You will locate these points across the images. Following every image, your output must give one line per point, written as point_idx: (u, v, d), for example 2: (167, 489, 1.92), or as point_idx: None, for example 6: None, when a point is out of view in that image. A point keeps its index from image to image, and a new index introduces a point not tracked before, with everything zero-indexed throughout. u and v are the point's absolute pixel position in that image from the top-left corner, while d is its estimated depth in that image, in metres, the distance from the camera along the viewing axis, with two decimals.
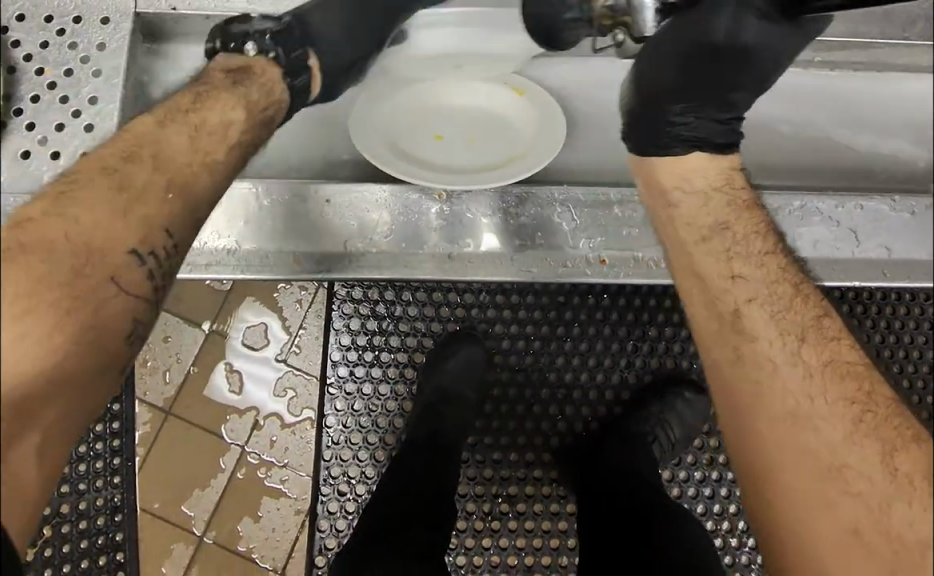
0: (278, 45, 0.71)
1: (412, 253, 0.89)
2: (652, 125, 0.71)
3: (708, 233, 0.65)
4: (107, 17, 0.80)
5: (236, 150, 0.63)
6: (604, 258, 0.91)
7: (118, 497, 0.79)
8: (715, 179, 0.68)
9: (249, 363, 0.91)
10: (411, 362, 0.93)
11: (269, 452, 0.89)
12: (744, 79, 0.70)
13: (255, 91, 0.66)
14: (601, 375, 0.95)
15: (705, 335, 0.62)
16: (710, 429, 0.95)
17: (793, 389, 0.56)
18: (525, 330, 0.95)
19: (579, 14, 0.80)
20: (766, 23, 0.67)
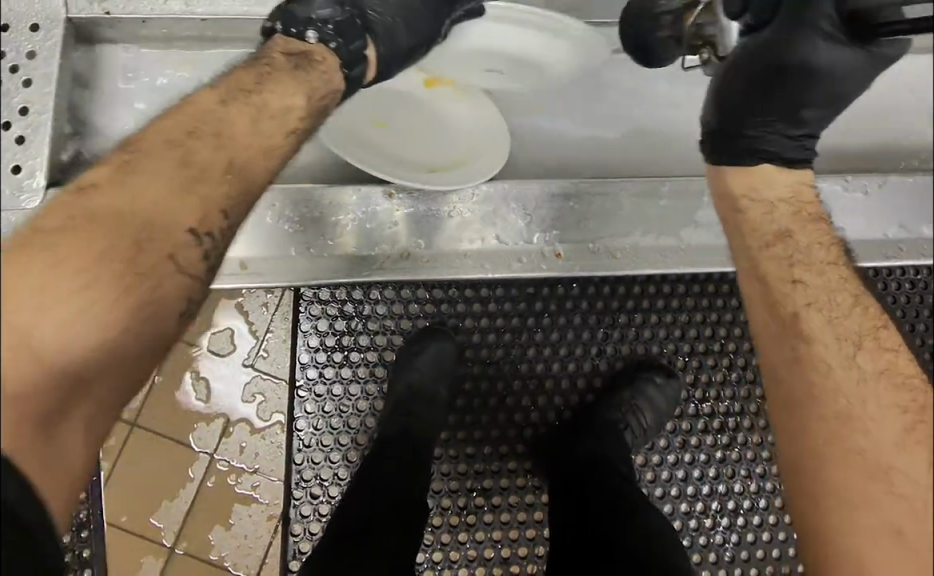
0: (339, 35, 0.65)
1: (367, 255, 0.86)
2: (725, 136, 0.68)
3: (772, 240, 0.64)
4: (36, 24, 0.77)
5: (295, 137, 0.60)
6: (560, 252, 0.89)
7: (84, 512, 0.83)
8: (783, 191, 0.66)
9: (214, 367, 0.90)
10: (381, 361, 0.91)
11: (238, 459, 0.88)
12: (816, 94, 0.65)
13: (317, 78, 0.62)
14: (573, 364, 0.94)
15: (763, 341, 0.61)
16: (682, 412, 0.95)
17: (846, 390, 0.56)
18: (496, 323, 0.93)
19: (671, 31, 0.76)
20: (842, 43, 0.62)
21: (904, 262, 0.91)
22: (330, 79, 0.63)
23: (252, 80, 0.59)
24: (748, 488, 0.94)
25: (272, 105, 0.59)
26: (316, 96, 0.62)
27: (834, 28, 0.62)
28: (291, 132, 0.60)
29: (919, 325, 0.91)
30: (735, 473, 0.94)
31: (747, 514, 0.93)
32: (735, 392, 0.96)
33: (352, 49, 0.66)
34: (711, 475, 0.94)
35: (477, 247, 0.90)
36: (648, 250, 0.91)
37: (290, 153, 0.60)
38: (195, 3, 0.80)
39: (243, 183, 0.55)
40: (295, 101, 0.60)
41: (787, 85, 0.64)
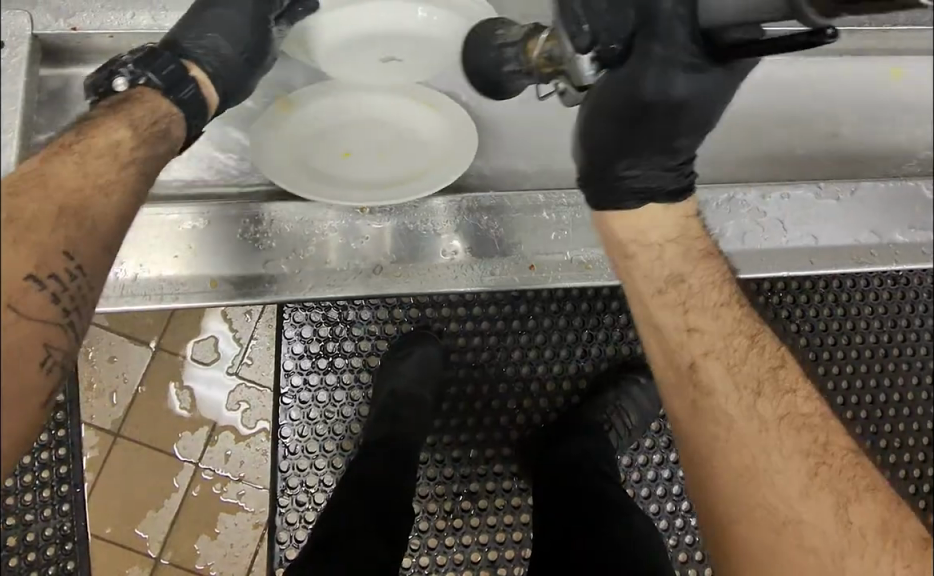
0: (146, 69, 0.63)
1: (342, 271, 0.84)
2: (603, 179, 0.64)
3: (664, 287, 0.63)
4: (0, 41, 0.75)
5: (133, 168, 0.56)
6: (533, 262, 0.85)
7: (68, 525, 0.82)
8: (670, 229, 0.65)
9: (198, 376, 0.90)
10: (366, 366, 0.91)
11: (223, 467, 0.89)
12: (681, 127, 0.60)
13: (138, 110, 0.60)
14: (558, 366, 0.95)
15: (667, 388, 0.62)
16: (666, 412, 0.97)
17: (748, 442, 0.57)
18: (481, 327, 0.93)
19: (517, 66, 0.67)
20: (699, 75, 0.56)
21: (876, 267, 0.91)
22: (158, 108, 0.62)
23: (72, 134, 0.55)
24: None
25: (99, 146, 0.55)
26: (144, 127, 0.59)
27: (693, 58, 0.56)
28: (127, 164, 0.56)
29: (900, 320, 0.92)
30: None
31: None
32: None
33: (167, 75, 0.64)
34: None
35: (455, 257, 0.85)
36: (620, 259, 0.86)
37: (136, 187, 0.56)
38: (162, 18, 0.78)
39: (82, 221, 0.50)
40: (123, 134, 0.57)
41: (651, 125, 0.60)
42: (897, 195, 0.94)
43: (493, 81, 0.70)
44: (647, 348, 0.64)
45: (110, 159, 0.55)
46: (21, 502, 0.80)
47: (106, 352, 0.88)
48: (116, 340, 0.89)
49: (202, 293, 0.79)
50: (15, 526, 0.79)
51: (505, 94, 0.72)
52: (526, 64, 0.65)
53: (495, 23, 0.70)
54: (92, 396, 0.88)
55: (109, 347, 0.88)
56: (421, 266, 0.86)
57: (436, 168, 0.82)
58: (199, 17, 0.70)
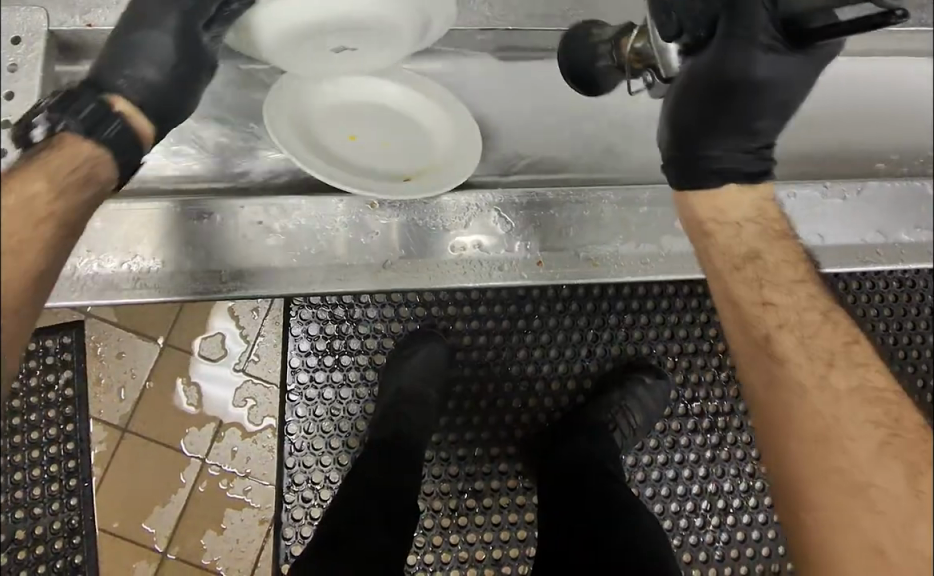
0: (64, 113, 0.59)
1: (350, 265, 0.82)
2: (687, 161, 0.65)
3: (740, 263, 0.63)
4: (18, 38, 0.75)
5: (51, 224, 0.53)
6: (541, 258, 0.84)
7: (76, 519, 0.83)
8: (748, 211, 0.65)
9: (205, 372, 0.90)
10: (372, 364, 0.92)
11: (230, 463, 0.89)
12: (764, 106, 0.63)
13: (55, 157, 0.56)
14: (563, 366, 0.95)
15: (743, 357, 0.61)
16: (671, 412, 0.96)
17: (821, 409, 0.55)
18: (486, 326, 0.94)
19: (610, 61, 0.73)
20: (778, 56, 0.60)
21: (882, 266, 0.92)
22: (76, 151, 0.58)
23: None
24: (737, 487, 0.95)
25: (8, 200, 0.51)
26: (61, 175, 0.55)
27: (772, 40, 0.60)
28: (41, 222, 0.52)
29: (905, 323, 0.94)
30: (724, 472, 0.95)
31: (736, 512, 0.94)
32: (724, 391, 0.97)
33: (86, 116, 0.59)
34: (701, 474, 0.95)
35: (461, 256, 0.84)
36: (629, 258, 0.86)
37: (53, 245, 0.53)
38: None
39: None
40: (38, 185, 0.53)
41: (738, 103, 0.63)
42: (904, 195, 0.94)
43: (585, 74, 0.76)
44: (723, 322, 0.64)
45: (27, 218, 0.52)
46: (29, 497, 0.82)
47: (115, 347, 0.89)
48: (124, 337, 0.89)
49: (208, 285, 0.78)
50: (13, 521, 0.81)
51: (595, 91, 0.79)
52: (618, 58, 0.72)
53: (589, 24, 0.77)
54: (100, 391, 0.88)
55: (118, 342, 0.89)
56: (430, 258, 0.83)
57: (446, 172, 0.78)
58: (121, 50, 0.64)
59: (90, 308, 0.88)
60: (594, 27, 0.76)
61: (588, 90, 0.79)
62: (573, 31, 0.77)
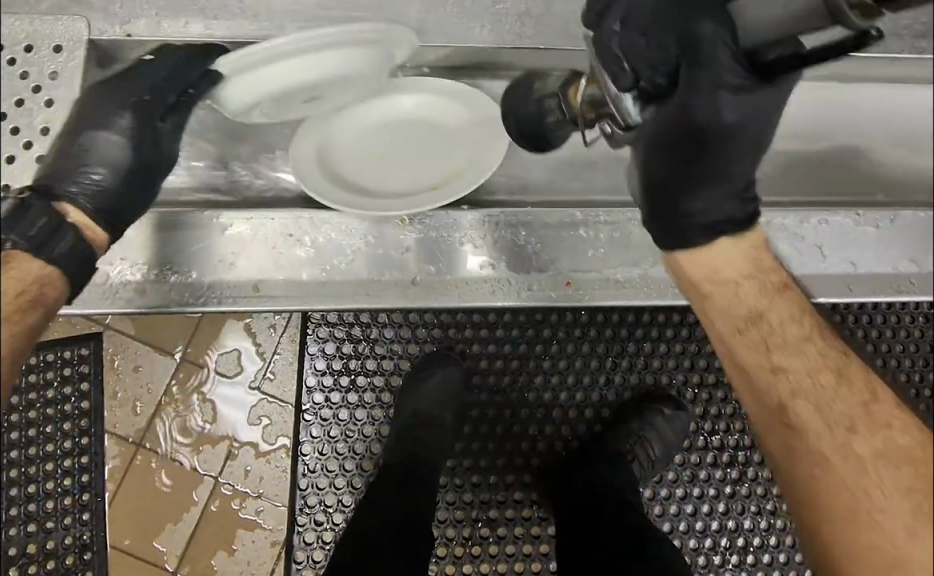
0: (9, 233, 0.55)
1: (377, 280, 0.77)
2: (670, 217, 0.59)
3: (741, 325, 0.57)
4: (59, 45, 0.69)
5: None
6: (570, 279, 0.79)
7: (87, 535, 0.83)
8: (743, 265, 0.59)
9: (221, 390, 0.90)
10: (387, 386, 0.90)
11: (243, 483, 0.88)
12: (739, 150, 0.56)
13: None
14: (580, 394, 0.93)
15: (762, 430, 0.56)
16: (690, 443, 0.94)
17: (847, 483, 0.50)
18: (503, 350, 0.92)
19: (560, 116, 0.66)
20: (746, 96, 0.52)
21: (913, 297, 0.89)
22: (23, 275, 0.54)
23: None
24: (758, 525, 0.93)
25: None
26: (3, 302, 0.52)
27: (738, 78, 0.52)
28: None
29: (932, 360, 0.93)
30: (745, 509, 0.93)
31: (756, 552, 0.92)
32: (744, 424, 0.95)
33: (39, 232, 0.56)
34: (721, 510, 0.93)
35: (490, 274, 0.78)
36: (659, 282, 0.79)
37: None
38: (215, 26, 0.71)
39: None
40: None
41: (710, 149, 0.55)
42: None
43: (534, 134, 0.70)
44: (736, 390, 0.59)
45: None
46: (42, 510, 0.82)
47: (132, 360, 0.88)
48: (141, 350, 0.89)
49: (238, 295, 0.74)
50: (24, 534, 0.82)
51: (545, 148, 0.72)
52: (569, 113, 0.65)
53: (530, 77, 0.70)
54: (115, 405, 0.87)
55: (135, 355, 0.88)
56: (454, 275, 0.77)
57: (457, 180, 0.72)
58: (63, 154, 0.62)
59: (109, 320, 0.88)
60: (535, 79, 0.70)
61: (536, 147, 0.72)
62: (513, 91, 0.70)
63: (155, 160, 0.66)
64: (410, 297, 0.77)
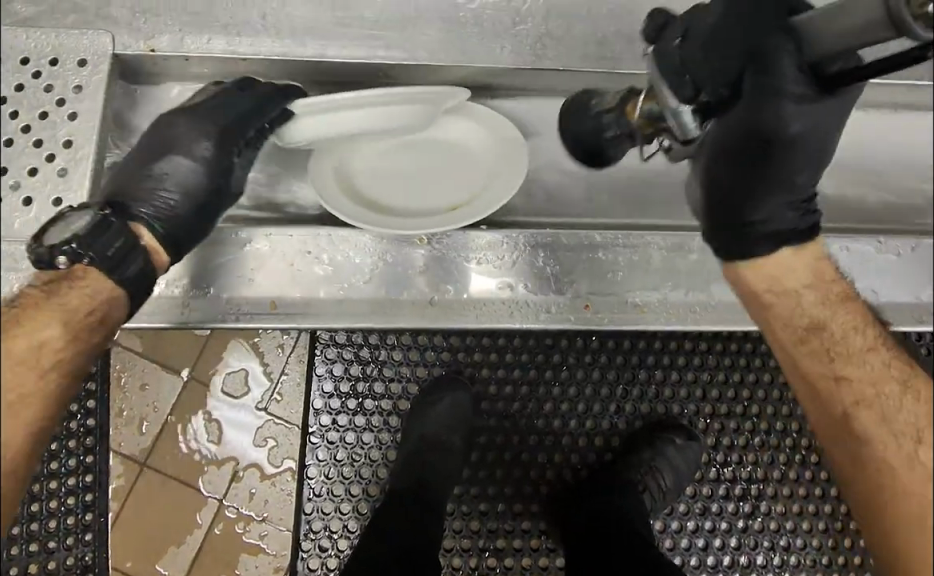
0: (88, 251, 0.58)
1: (392, 301, 0.74)
2: (731, 228, 0.59)
3: (804, 336, 0.59)
4: (84, 59, 0.69)
5: (61, 373, 0.53)
6: (589, 303, 0.75)
7: (89, 557, 0.80)
8: (805, 277, 0.60)
9: (227, 410, 0.89)
10: (395, 410, 0.89)
11: (247, 506, 0.87)
12: (804, 158, 0.55)
13: (71, 298, 0.55)
14: (590, 421, 0.92)
15: (825, 438, 0.57)
16: (703, 475, 0.92)
17: (915, 491, 0.50)
18: (512, 375, 0.91)
19: (617, 129, 0.60)
20: (808, 107, 0.52)
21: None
22: (96, 292, 0.57)
23: None
24: (771, 561, 0.90)
25: (18, 350, 0.50)
26: (78, 320, 0.55)
27: (803, 88, 0.51)
28: (48, 371, 0.52)
29: None
30: (758, 544, 0.91)
31: None
32: (757, 456, 0.92)
33: (115, 252, 0.59)
34: (733, 544, 0.90)
35: (507, 295, 0.75)
36: (679, 307, 0.75)
37: (65, 390, 0.54)
38: (237, 42, 0.72)
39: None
40: (48, 334, 0.53)
41: (775, 158, 0.55)
42: None
43: (592, 147, 0.64)
44: (800, 398, 0.60)
45: (30, 365, 0.51)
46: (45, 529, 0.79)
47: (139, 378, 0.87)
48: (149, 368, 0.88)
49: (255, 313, 0.72)
50: (26, 554, 0.79)
51: (605, 164, 0.66)
52: (625, 126, 0.59)
53: (587, 95, 0.66)
54: (122, 423, 0.87)
55: (143, 373, 0.88)
56: (464, 296, 0.75)
57: (468, 206, 0.71)
58: (138, 177, 0.65)
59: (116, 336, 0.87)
60: (594, 95, 0.65)
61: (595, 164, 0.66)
62: (570, 109, 0.66)
63: (227, 192, 0.69)
64: (421, 316, 0.74)
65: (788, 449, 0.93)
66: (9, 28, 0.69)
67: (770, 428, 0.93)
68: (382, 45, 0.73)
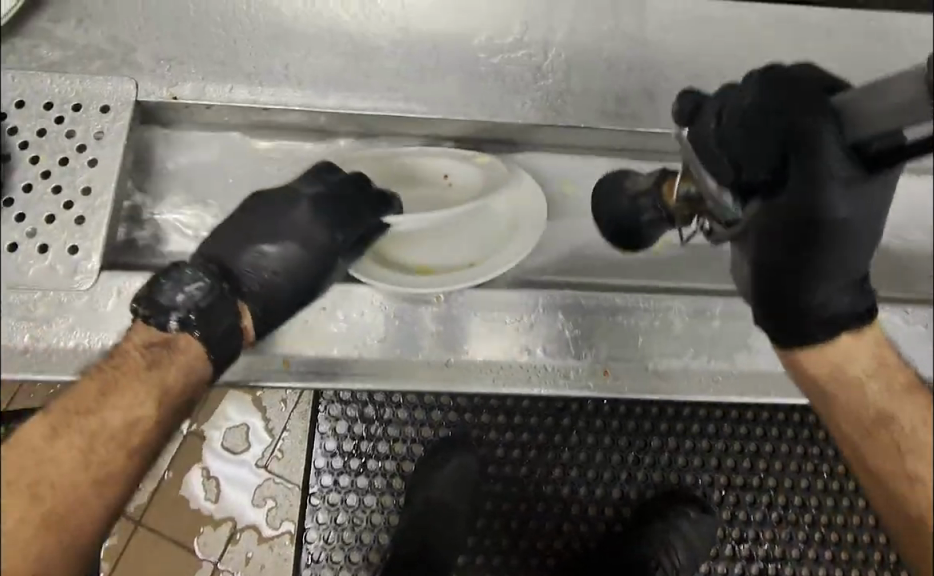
0: (202, 325, 0.58)
1: (408, 361, 0.68)
2: (784, 314, 0.53)
3: (872, 427, 0.53)
4: (107, 106, 0.70)
5: (144, 452, 0.56)
6: (608, 368, 0.69)
7: None
8: (867, 363, 0.54)
9: (224, 466, 0.86)
10: (399, 472, 0.85)
11: (243, 570, 0.83)
12: (855, 243, 0.50)
13: (170, 374, 0.57)
14: (601, 490, 0.87)
15: (903, 541, 0.52)
16: (718, 550, 0.87)
17: None
18: (521, 439, 0.87)
19: (656, 211, 0.61)
20: (858, 189, 0.47)
21: None
22: (194, 372, 0.58)
23: (91, 400, 0.54)
24: None
25: (112, 425, 0.54)
26: (170, 397, 0.57)
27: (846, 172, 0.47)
28: (134, 450, 0.55)
29: None
30: None
31: None
32: (774, 533, 0.87)
33: (221, 333, 0.59)
34: None
35: (531, 360, 0.69)
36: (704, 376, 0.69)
37: (150, 460, 0.57)
38: (259, 91, 0.73)
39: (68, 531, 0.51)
40: (141, 410, 0.55)
41: (825, 243, 0.49)
42: None
43: (629, 228, 0.65)
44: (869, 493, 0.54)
45: (118, 444, 0.54)
46: None
47: None
48: None
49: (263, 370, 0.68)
50: None
51: (639, 245, 0.66)
52: (665, 209, 0.60)
53: (622, 173, 0.67)
54: None
55: None
56: (474, 361, 0.68)
57: (513, 241, 0.70)
58: (241, 246, 0.64)
59: None
60: (626, 175, 0.66)
61: (630, 246, 0.67)
62: (603, 187, 0.67)
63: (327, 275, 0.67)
64: (435, 381, 0.68)
65: (806, 525, 0.87)
66: (34, 72, 0.70)
67: (787, 502, 0.88)
68: (402, 97, 0.74)
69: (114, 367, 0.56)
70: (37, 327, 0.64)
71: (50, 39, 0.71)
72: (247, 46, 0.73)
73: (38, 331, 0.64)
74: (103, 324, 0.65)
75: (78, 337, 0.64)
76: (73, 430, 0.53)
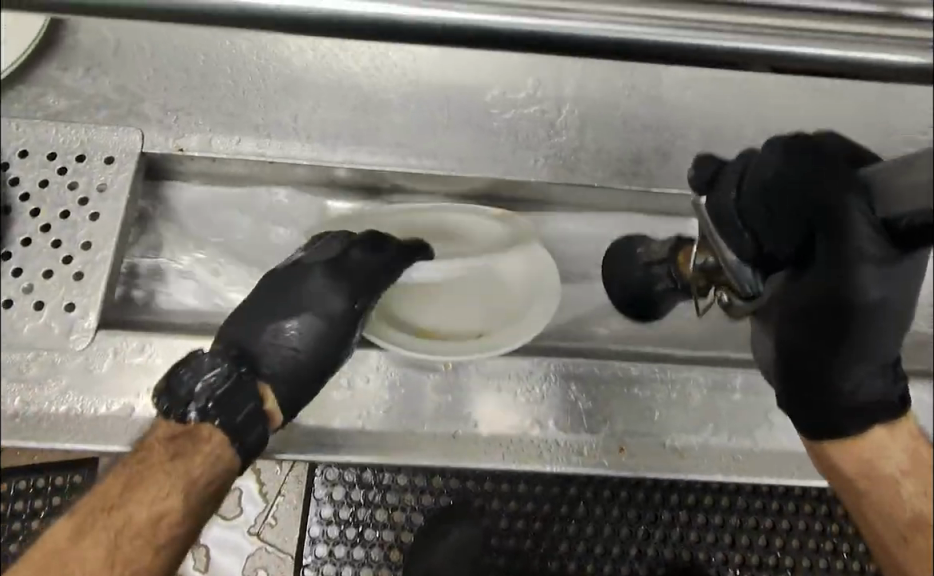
0: (221, 413, 0.56)
1: (413, 434, 0.64)
2: (806, 397, 0.46)
3: (910, 537, 0.43)
4: (112, 157, 0.68)
5: (169, 544, 0.54)
6: (623, 445, 0.65)
7: None
8: (905, 458, 0.44)
9: (218, 532, 0.81)
10: (397, 542, 0.80)
11: None
12: (889, 328, 0.43)
13: (193, 465, 0.55)
14: (609, 567, 0.80)
15: None
16: None
17: None
18: (525, 509, 0.81)
19: (673, 283, 0.65)
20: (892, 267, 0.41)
21: None
22: (221, 455, 0.56)
23: (118, 494, 0.54)
24: None
25: (136, 520, 0.53)
26: (199, 484, 0.55)
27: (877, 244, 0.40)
28: (161, 543, 0.54)
29: None
30: None
31: None
32: None
33: (242, 420, 0.56)
34: None
35: (544, 436, 0.65)
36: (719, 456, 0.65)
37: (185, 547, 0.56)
38: (266, 144, 0.71)
39: None
40: (166, 501, 0.54)
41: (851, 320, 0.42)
42: None
43: (644, 296, 0.68)
44: None
45: (144, 538, 0.53)
46: None
47: None
48: None
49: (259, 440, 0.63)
50: None
51: (652, 313, 0.70)
52: (681, 284, 0.64)
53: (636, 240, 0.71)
54: None
55: None
56: (480, 435, 0.64)
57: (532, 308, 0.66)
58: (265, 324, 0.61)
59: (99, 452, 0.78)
60: (640, 243, 0.69)
61: (645, 315, 0.71)
62: (620, 253, 0.70)
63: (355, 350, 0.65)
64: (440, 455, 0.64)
65: None
66: (39, 121, 0.69)
67: None
68: (412, 153, 0.72)
69: (137, 461, 0.55)
70: (28, 390, 0.61)
71: (57, 87, 0.71)
72: (256, 97, 0.72)
73: (30, 395, 0.61)
74: (97, 388, 0.61)
75: (71, 401, 0.61)
76: (98, 528, 0.53)
